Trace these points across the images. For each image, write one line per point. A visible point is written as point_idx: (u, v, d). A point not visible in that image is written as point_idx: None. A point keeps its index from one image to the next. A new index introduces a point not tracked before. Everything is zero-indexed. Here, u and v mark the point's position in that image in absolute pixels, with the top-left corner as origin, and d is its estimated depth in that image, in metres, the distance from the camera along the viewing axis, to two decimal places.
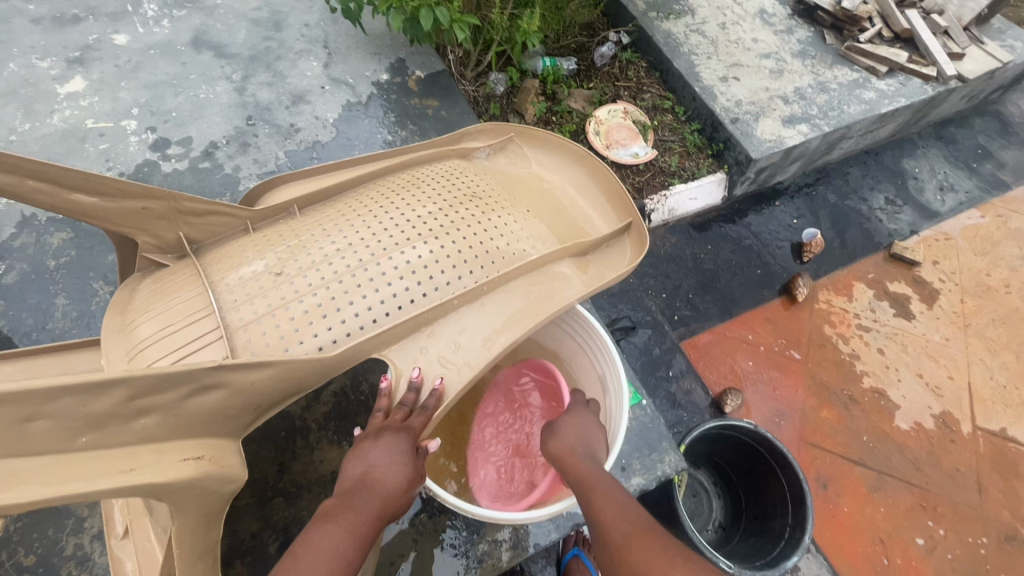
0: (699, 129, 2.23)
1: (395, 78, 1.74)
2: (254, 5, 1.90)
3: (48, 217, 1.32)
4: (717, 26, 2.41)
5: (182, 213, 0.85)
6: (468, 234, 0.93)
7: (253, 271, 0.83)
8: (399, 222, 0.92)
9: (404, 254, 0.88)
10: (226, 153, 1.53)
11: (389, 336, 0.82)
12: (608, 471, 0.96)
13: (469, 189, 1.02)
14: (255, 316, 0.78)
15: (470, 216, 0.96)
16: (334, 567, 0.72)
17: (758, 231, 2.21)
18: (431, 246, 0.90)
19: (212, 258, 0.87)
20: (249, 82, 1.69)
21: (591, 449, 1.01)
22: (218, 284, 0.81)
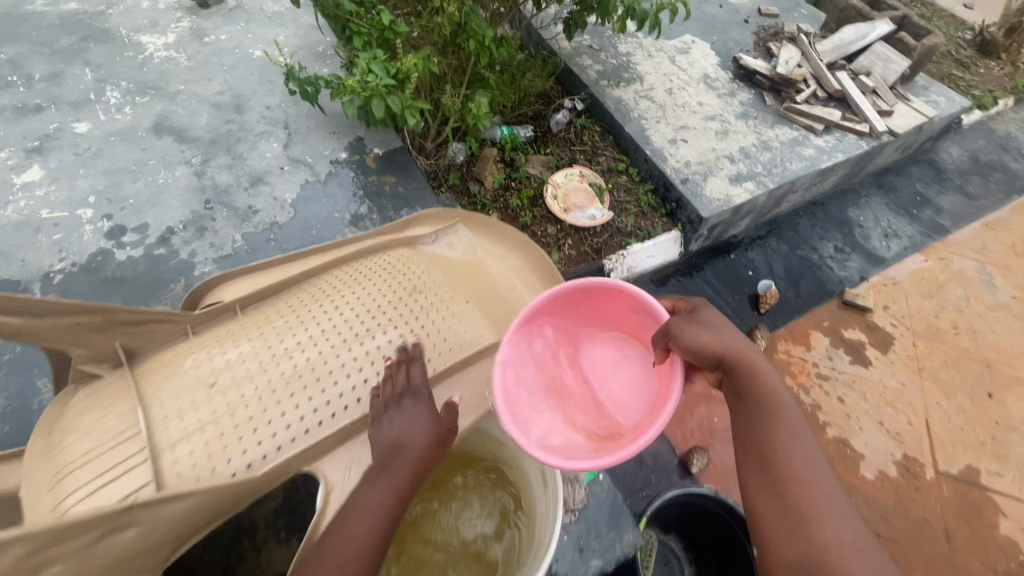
0: (652, 188, 2.32)
1: (353, 156, 1.81)
2: (216, 89, 1.97)
3: None
4: (664, 92, 2.57)
5: (116, 325, 0.86)
6: (423, 329, 0.98)
7: (187, 385, 0.84)
8: (356, 319, 0.96)
9: (355, 354, 0.92)
10: (182, 238, 1.55)
11: (320, 448, 0.85)
12: (771, 392, 1.01)
13: (426, 281, 1.07)
14: (183, 434, 0.79)
15: (427, 309, 1.01)
16: (376, 520, 0.79)
17: (715, 283, 2.29)
18: (385, 343, 0.95)
19: (144, 367, 0.89)
20: (208, 165, 1.73)
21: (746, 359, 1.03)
22: (149, 403, 0.81)
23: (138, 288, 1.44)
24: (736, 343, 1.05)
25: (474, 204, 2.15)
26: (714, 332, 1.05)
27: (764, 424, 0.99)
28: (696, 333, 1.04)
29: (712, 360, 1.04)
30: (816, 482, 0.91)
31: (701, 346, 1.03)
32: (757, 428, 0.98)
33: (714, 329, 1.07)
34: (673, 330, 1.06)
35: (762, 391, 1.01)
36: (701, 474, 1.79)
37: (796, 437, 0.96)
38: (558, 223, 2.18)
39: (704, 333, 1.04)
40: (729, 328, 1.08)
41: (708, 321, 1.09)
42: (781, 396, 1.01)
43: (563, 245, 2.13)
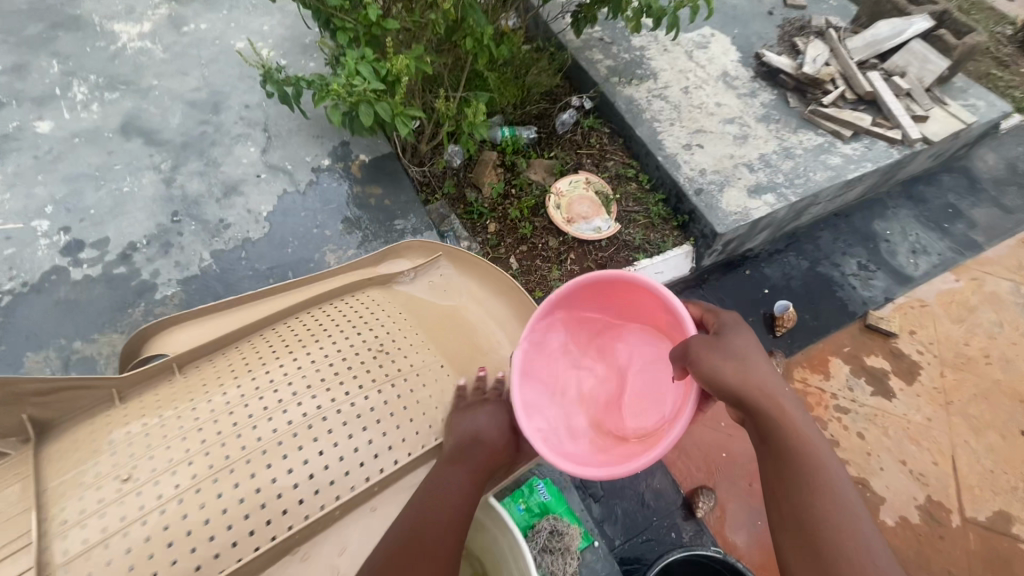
0: (664, 198, 2.16)
1: (337, 164, 1.66)
2: (192, 85, 1.81)
3: None
4: (680, 90, 2.38)
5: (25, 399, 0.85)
6: (374, 385, 0.96)
7: (105, 482, 0.82)
8: (303, 379, 0.95)
9: (295, 420, 0.90)
10: (145, 255, 1.41)
11: (249, 564, 0.80)
12: (806, 433, 0.93)
13: (382, 334, 1.05)
14: (90, 543, 0.77)
15: (378, 368, 0.99)
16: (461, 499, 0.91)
17: (729, 302, 2.13)
18: (331, 403, 0.93)
19: (66, 443, 0.88)
20: (178, 172, 1.59)
21: (775, 395, 0.96)
22: (53, 505, 0.80)
23: (93, 313, 1.32)
24: (763, 375, 0.98)
25: (470, 212, 2.00)
26: (737, 360, 0.99)
27: (801, 472, 0.90)
28: (716, 365, 0.99)
29: (732, 397, 0.97)
30: (857, 541, 0.84)
31: (720, 380, 0.98)
32: (786, 476, 0.91)
33: (738, 354, 1.01)
34: (694, 357, 1.02)
35: (795, 434, 0.93)
36: (707, 518, 1.65)
37: (833, 488, 0.89)
38: (561, 234, 2.02)
39: (727, 365, 0.98)
40: (753, 356, 1.01)
41: (730, 348, 1.02)
42: (812, 436, 0.93)
43: (565, 260, 1.98)
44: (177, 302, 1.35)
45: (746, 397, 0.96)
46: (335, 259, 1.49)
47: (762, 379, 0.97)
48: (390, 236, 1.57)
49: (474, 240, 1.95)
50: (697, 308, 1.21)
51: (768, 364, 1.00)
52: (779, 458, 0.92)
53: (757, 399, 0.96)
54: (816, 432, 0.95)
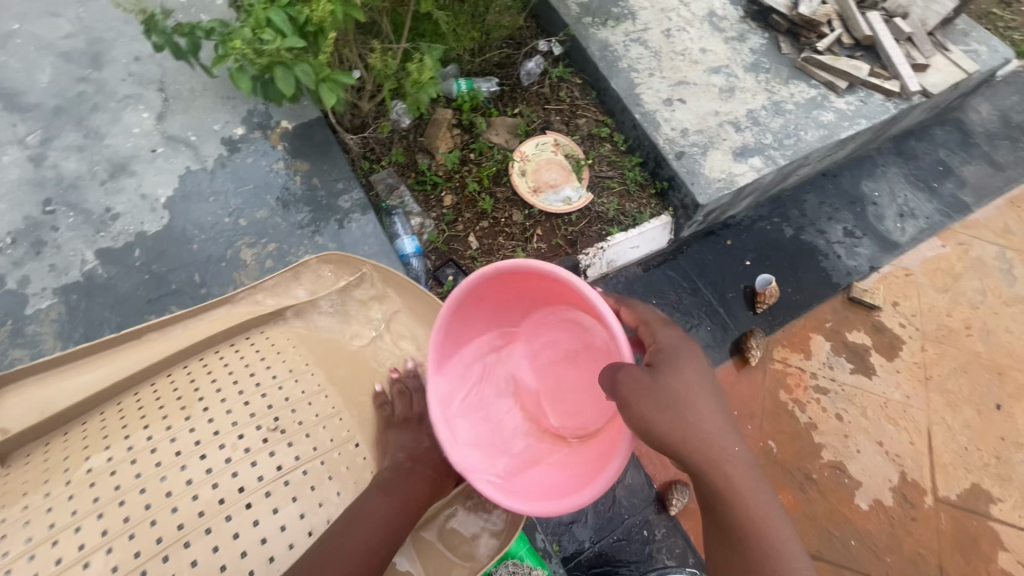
0: (641, 162, 1.93)
1: (252, 133, 1.38)
2: (65, 31, 1.45)
3: None
4: (661, 34, 2.09)
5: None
6: (259, 464, 0.81)
7: None
8: (162, 469, 0.78)
9: (149, 535, 0.73)
10: (10, 259, 1.15)
11: None
12: (747, 474, 0.86)
13: (274, 392, 0.89)
14: None
15: (265, 444, 0.83)
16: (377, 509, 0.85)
17: (708, 275, 1.96)
18: (199, 500, 0.76)
19: None
20: (51, 146, 1.29)
21: (714, 437, 0.86)
22: None
23: None
24: (700, 414, 0.87)
25: (422, 183, 1.74)
26: (670, 405, 0.87)
27: (740, 518, 0.84)
28: (642, 415, 0.87)
29: (666, 445, 0.86)
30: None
31: (649, 431, 0.87)
32: (720, 538, 0.86)
33: (671, 392, 0.88)
34: (623, 398, 0.89)
35: (734, 477, 0.85)
36: (681, 512, 1.58)
37: (773, 531, 0.84)
38: (526, 207, 1.79)
39: (659, 411, 0.87)
40: (688, 399, 0.88)
41: (663, 387, 0.89)
42: (751, 485, 0.86)
43: (531, 238, 1.76)
44: (53, 317, 1.11)
45: (681, 444, 0.86)
46: (253, 255, 1.25)
47: (699, 422, 0.87)
48: (321, 221, 1.33)
49: (427, 216, 1.71)
50: (632, 315, 1.04)
51: (706, 399, 0.89)
52: (720, 504, 0.85)
53: (691, 450, 0.86)
54: (755, 473, 0.87)
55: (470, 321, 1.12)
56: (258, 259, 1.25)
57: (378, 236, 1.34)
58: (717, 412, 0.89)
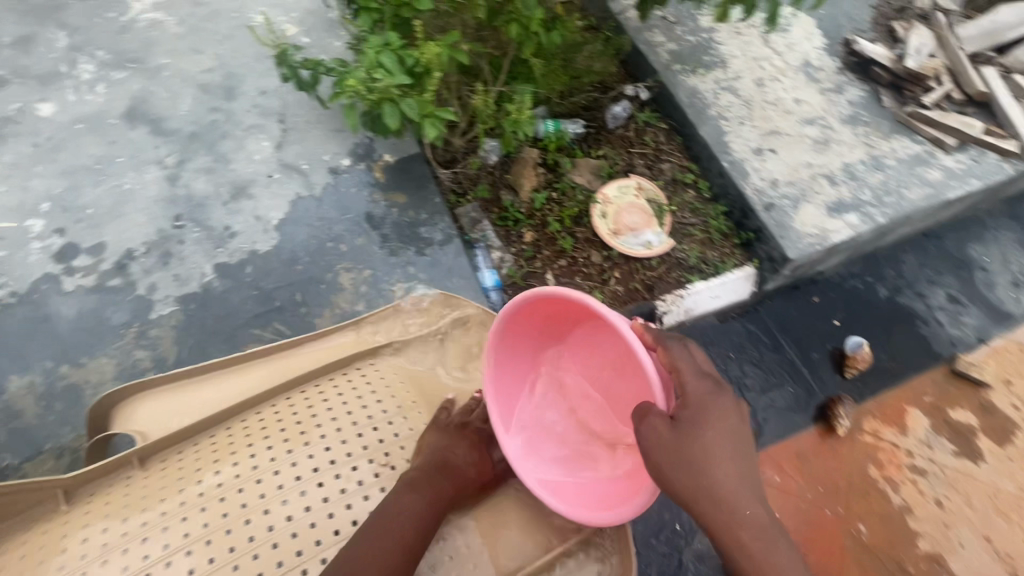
0: (726, 211, 1.89)
1: (358, 164, 1.47)
2: (205, 66, 1.63)
3: None
4: (753, 83, 2.07)
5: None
6: (371, 494, 0.92)
7: None
8: (285, 493, 0.87)
9: (273, 557, 0.82)
10: (142, 266, 1.28)
11: None
12: (761, 528, 0.91)
13: (384, 426, 1.00)
14: None
15: (377, 479, 0.94)
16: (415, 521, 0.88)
17: (792, 332, 1.86)
18: (317, 528, 0.86)
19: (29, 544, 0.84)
20: (184, 168, 1.43)
21: (728, 494, 0.92)
22: None
23: (81, 332, 1.19)
24: (717, 471, 0.92)
25: (505, 218, 1.78)
26: (699, 463, 0.91)
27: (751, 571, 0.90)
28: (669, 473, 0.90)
29: (681, 500, 0.91)
30: None
31: (674, 489, 0.90)
32: None
33: (699, 448, 0.92)
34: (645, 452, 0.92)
35: (746, 534, 0.91)
36: None
37: None
38: (605, 248, 1.79)
39: (680, 470, 0.90)
40: (707, 457, 0.92)
41: (685, 444, 0.92)
42: (763, 540, 0.91)
43: (609, 280, 1.75)
44: (172, 323, 1.21)
45: (697, 500, 0.91)
46: (350, 280, 1.32)
47: (715, 478, 0.92)
48: (413, 251, 1.39)
49: (507, 251, 1.74)
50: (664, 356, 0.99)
51: (724, 454, 0.93)
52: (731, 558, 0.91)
53: (716, 507, 0.91)
54: (769, 528, 0.92)
55: (516, 341, 1.14)
56: (354, 284, 1.32)
57: (466, 271, 1.39)
58: (734, 466, 0.93)
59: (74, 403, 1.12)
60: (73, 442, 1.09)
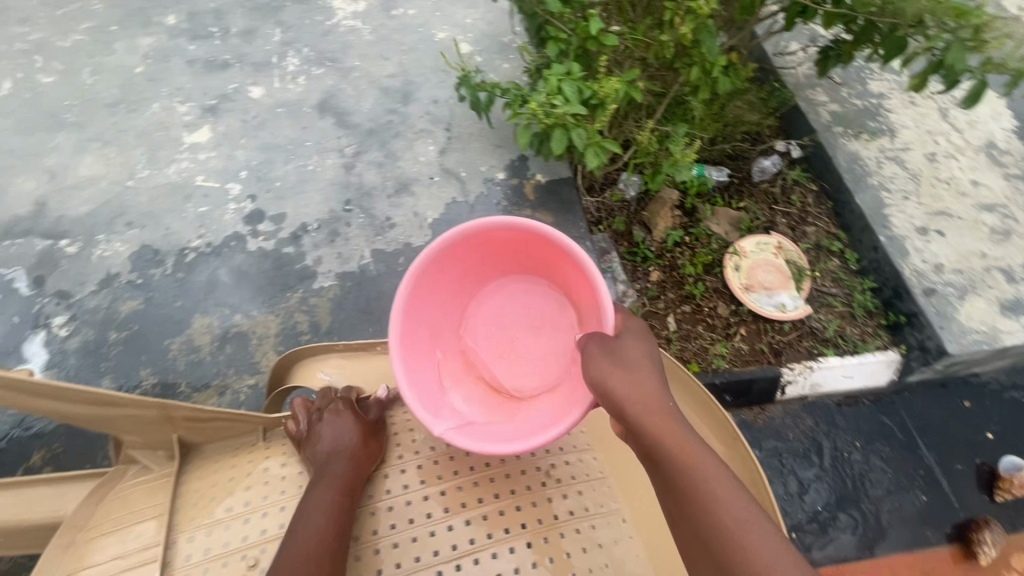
0: (875, 288, 1.74)
1: (511, 179, 1.54)
2: (389, 71, 1.80)
3: (56, 291, 1.32)
4: (924, 157, 1.91)
5: (180, 420, 0.83)
6: (504, 511, 0.83)
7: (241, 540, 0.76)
8: (427, 490, 0.84)
9: (426, 548, 0.78)
10: (313, 240, 1.41)
11: None
12: (695, 430, 0.82)
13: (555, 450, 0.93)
14: None
15: (526, 496, 0.85)
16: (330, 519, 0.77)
17: (933, 434, 1.67)
18: (454, 534, 0.80)
19: (210, 467, 0.87)
20: (359, 159, 1.58)
21: (648, 385, 0.87)
22: (182, 537, 0.76)
23: (257, 288, 1.33)
24: (635, 365, 0.89)
25: (634, 253, 1.77)
26: (624, 367, 0.88)
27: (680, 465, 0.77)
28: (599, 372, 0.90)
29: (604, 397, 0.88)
30: (751, 531, 0.70)
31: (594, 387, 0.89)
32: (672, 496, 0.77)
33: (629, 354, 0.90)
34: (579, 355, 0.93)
35: (669, 428, 0.81)
36: None
37: (720, 477, 0.75)
38: (733, 302, 1.72)
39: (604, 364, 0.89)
40: (627, 353, 0.91)
41: (611, 342, 0.93)
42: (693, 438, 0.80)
43: (733, 335, 1.67)
44: (330, 296, 1.33)
45: (615, 396, 0.86)
46: None
47: (638, 369, 0.88)
48: None
49: (631, 286, 1.72)
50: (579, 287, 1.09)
51: (644, 355, 0.91)
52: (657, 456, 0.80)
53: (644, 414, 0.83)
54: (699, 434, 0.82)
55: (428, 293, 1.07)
56: None
57: None
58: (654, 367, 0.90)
59: (242, 349, 1.26)
60: (235, 383, 1.23)
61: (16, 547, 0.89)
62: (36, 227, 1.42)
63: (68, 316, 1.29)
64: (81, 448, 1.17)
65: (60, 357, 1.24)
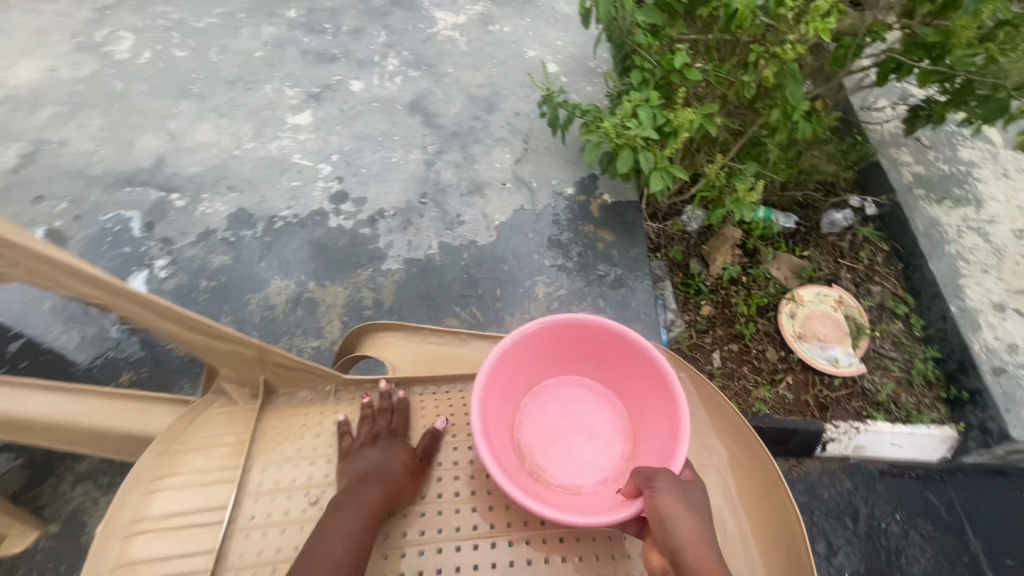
0: (938, 358, 1.67)
1: (579, 195, 1.60)
2: (478, 81, 1.91)
3: (161, 237, 1.48)
4: (1011, 232, 1.83)
5: (269, 364, 0.92)
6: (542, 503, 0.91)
7: (306, 481, 0.86)
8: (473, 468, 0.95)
9: (469, 519, 0.88)
10: (387, 225, 1.52)
11: None
12: None
13: None
14: (267, 521, 0.81)
15: None
16: (346, 549, 0.76)
17: (984, 523, 1.57)
18: (492, 532, 0.87)
19: (281, 411, 0.95)
20: (439, 158, 1.68)
21: (707, 542, 0.77)
22: (257, 465, 0.85)
23: (331, 261, 1.45)
24: (691, 516, 0.79)
25: (688, 285, 1.78)
26: (687, 514, 0.79)
27: None
28: (659, 476, 0.83)
29: (670, 544, 0.77)
30: None
31: (659, 526, 0.78)
32: None
33: (695, 505, 0.81)
34: (651, 487, 0.82)
35: None
36: None
37: None
38: (783, 348, 1.69)
39: (670, 507, 0.79)
40: (696, 507, 0.80)
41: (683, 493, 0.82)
42: None
43: (778, 382, 1.65)
44: (395, 278, 1.43)
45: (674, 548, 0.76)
46: (544, 292, 1.44)
47: (696, 521, 0.79)
48: (607, 286, 1.47)
49: (681, 316, 1.74)
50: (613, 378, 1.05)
51: (699, 505, 0.82)
52: None
53: (694, 549, 0.75)
54: None
55: (558, 337, 1.07)
56: (547, 297, 1.43)
57: (648, 323, 1.43)
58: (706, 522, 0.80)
59: (311, 313, 1.37)
60: (300, 343, 1.33)
61: (94, 449, 0.98)
62: (153, 178, 1.61)
63: (168, 261, 1.44)
64: (161, 378, 1.31)
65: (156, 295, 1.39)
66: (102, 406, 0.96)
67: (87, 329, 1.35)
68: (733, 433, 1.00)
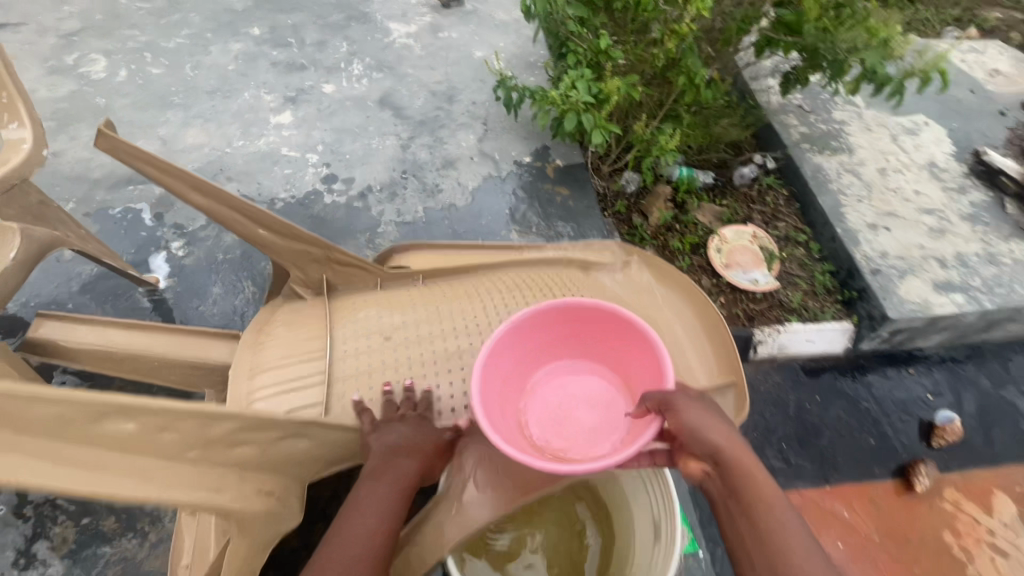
0: (833, 270, 2.09)
1: (536, 162, 1.91)
2: (437, 79, 2.19)
3: (172, 223, 1.65)
4: (876, 170, 2.29)
5: (333, 264, 1.21)
6: None
7: (371, 329, 1.13)
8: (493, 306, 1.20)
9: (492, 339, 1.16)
10: (376, 198, 1.76)
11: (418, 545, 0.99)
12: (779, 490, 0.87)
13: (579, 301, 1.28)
14: (352, 351, 1.09)
15: None
16: (383, 514, 0.93)
17: (883, 393, 1.97)
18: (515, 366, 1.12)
19: (340, 300, 1.23)
20: (412, 141, 1.94)
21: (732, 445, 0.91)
22: (336, 325, 1.13)
23: (333, 230, 1.68)
24: (716, 428, 0.92)
25: (633, 234, 2.12)
26: (712, 424, 0.92)
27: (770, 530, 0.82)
28: (677, 395, 0.95)
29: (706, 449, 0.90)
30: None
31: (692, 436, 0.91)
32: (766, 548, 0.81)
33: (716, 416, 0.94)
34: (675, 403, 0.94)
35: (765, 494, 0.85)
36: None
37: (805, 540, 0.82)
38: (715, 276, 2.05)
39: (698, 418, 0.92)
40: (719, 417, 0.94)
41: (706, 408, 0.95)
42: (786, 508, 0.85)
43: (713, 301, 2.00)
44: (391, 238, 1.67)
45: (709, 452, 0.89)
46: (519, 238, 1.72)
47: (720, 429, 0.92)
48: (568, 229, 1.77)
49: None
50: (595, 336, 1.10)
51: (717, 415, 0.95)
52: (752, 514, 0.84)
53: (730, 451, 0.89)
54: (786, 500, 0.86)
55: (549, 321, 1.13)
56: (521, 241, 1.72)
57: None
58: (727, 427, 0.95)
59: None
60: None
61: (159, 379, 1.16)
62: None
63: (184, 242, 1.61)
64: None
65: (178, 270, 1.56)
66: (164, 340, 1.14)
67: (118, 303, 1.49)
68: (679, 287, 1.32)
